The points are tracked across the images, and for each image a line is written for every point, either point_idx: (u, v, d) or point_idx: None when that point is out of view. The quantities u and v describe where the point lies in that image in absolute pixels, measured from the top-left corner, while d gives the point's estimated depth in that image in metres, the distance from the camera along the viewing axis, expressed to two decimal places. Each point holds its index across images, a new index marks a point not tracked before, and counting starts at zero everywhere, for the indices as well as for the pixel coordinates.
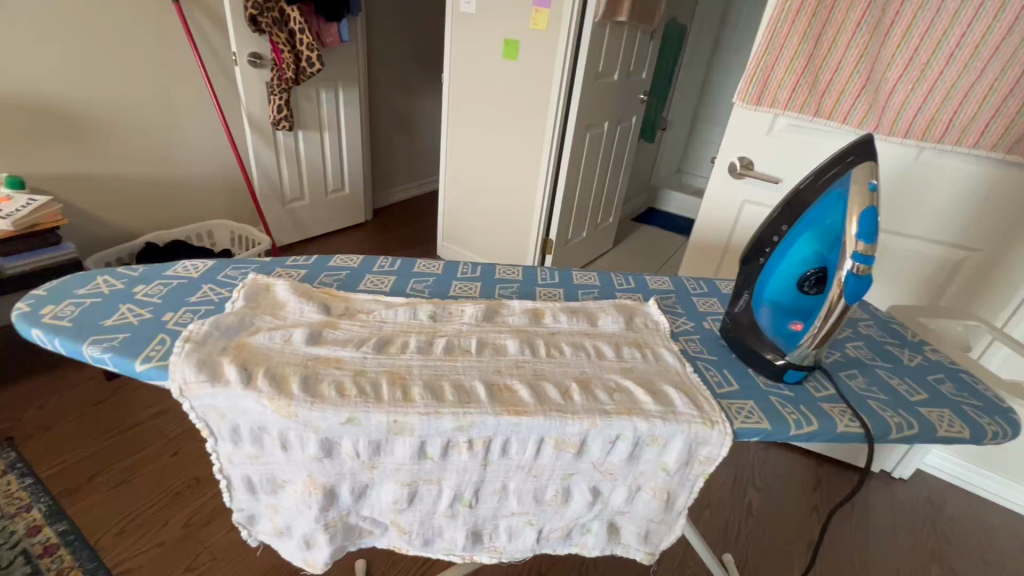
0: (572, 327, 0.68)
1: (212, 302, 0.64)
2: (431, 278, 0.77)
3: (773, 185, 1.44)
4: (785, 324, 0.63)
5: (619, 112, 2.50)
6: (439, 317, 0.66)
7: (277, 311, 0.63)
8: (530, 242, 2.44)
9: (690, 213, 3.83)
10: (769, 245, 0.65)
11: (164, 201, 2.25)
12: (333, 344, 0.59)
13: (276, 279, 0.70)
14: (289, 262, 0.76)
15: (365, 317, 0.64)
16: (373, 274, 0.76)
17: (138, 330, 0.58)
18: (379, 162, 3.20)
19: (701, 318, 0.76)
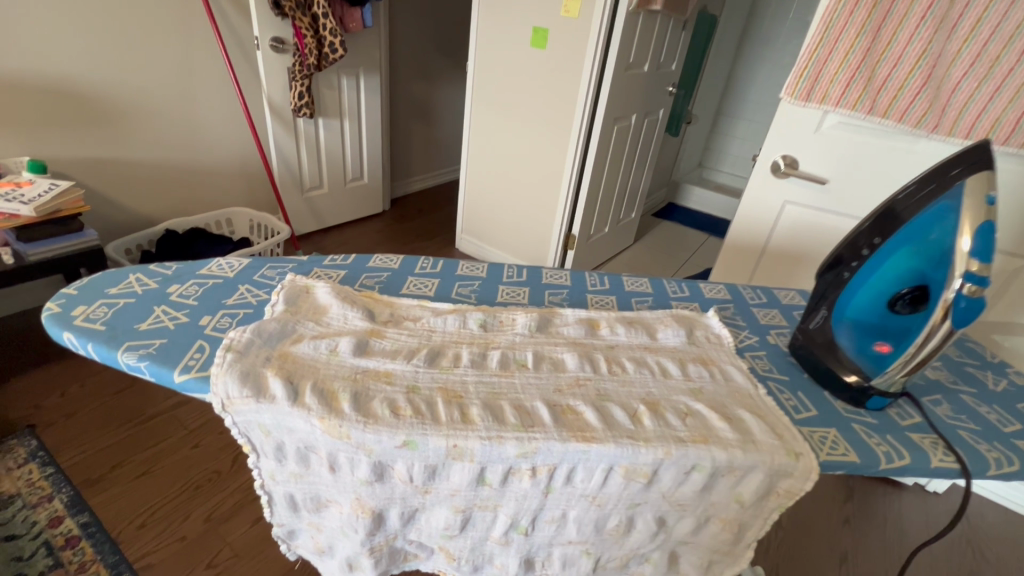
0: (632, 340, 0.63)
1: (253, 305, 0.61)
2: (476, 283, 0.72)
3: (819, 185, 1.37)
4: (871, 345, 0.64)
5: (648, 105, 2.42)
6: (490, 325, 0.62)
7: (319, 316, 0.59)
8: (552, 237, 2.39)
9: (711, 210, 3.75)
10: (855, 261, 0.67)
11: (184, 187, 2.22)
12: (381, 355, 0.55)
13: (315, 280, 0.66)
14: (327, 261, 0.72)
15: (413, 324, 0.60)
16: (415, 276, 0.72)
17: (176, 335, 0.54)
18: (398, 151, 3.15)
19: (765, 332, 0.74)
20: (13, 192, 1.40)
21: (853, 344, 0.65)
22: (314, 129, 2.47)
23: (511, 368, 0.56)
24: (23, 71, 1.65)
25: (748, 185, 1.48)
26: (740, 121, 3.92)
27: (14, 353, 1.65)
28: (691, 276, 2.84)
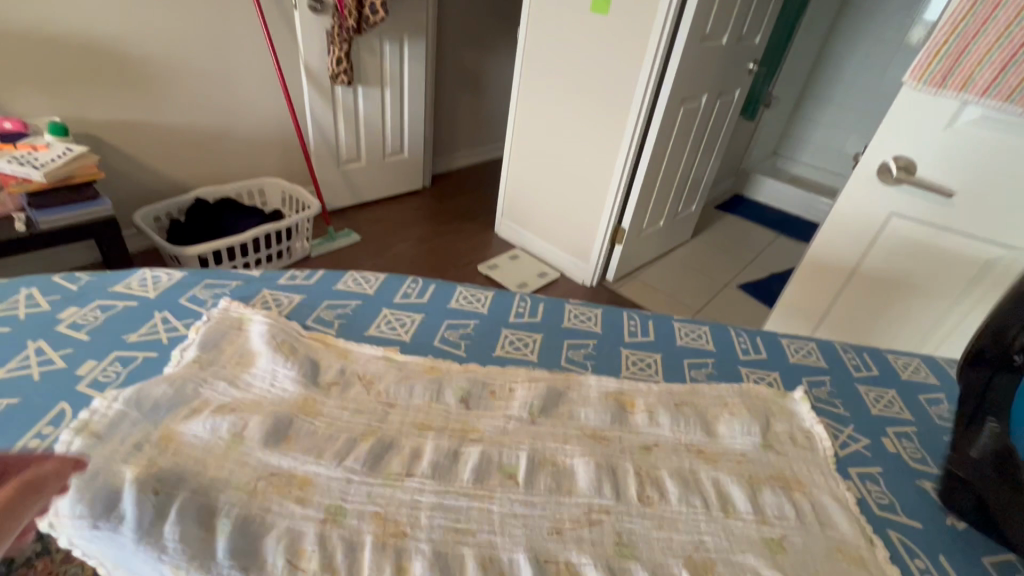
0: (586, 453, 0.68)
1: (114, 354, 0.76)
2: (474, 333, 0.87)
3: (943, 198, 1.08)
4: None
5: (722, 83, 2.11)
6: (455, 418, 0.71)
7: (300, 417, 0.66)
8: (599, 230, 2.16)
9: (783, 204, 3.35)
10: None
11: (219, 155, 2.15)
12: (341, 455, 0.63)
13: (256, 311, 0.85)
14: (289, 287, 0.92)
15: (384, 413, 0.70)
16: (396, 316, 0.89)
17: (19, 389, 0.70)
18: (442, 123, 2.98)
19: (876, 436, 0.83)
20: (27, 154, 1.33)
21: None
22: (354, 99, 2.35)
23: (466, 480, 0.62)
24: (55, 27, 1.60)
25: (844, 188, 1.20)
26: (829, 105, 3.45)
27: None
28: (754, 279, 2.53)
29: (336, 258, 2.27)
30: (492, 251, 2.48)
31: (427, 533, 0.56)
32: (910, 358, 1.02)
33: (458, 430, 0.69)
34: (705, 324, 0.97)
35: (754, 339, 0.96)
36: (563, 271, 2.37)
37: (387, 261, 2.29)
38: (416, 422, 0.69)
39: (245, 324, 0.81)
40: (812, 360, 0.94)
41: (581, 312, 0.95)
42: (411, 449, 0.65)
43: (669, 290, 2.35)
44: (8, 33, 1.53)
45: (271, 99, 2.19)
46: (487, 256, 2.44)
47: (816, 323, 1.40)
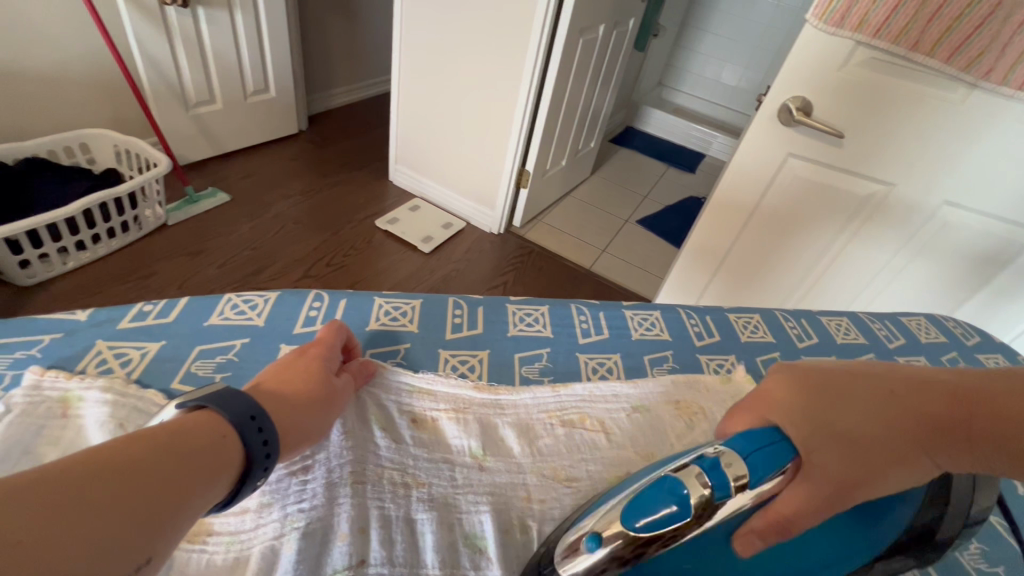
0: (560, 502, 0.60)
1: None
2: (402, 357, 0.76)
3: (834, 139, 1.14)
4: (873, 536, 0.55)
5: (617, 12, 2.02)
6: (389, 467, 0.59)
7: (185, 543, 0.50)
8: (504, 174, 2.05)
9: (669, 135, 3.46)
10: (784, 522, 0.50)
11: (12, 105, 1.65)
12: (264, 568, 0.47)
13: (83, 379, 0.61)
14: (142, 333, 0.71)
15: (301, 489, 0.53)
16: (289, 342, 0.74)
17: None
18: (313, 55, 2.57)
19: None
20: None
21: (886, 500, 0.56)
22: (194, 24, 1.90)
23: (429, 565, 0.52)
24: None
25: (746, 131, 1.22)
26: (706, 35, 3.54)
27: None
28: (652, 213, 2.62)
29: (203, 225, 1.92)
30: (389, 202, 2.27)
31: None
32: (841, 316, 1.03)
33: (396, 483, 0.58)
34: (653, 308, 0.95)
35: (704, 320, 0.96)
36: (470, 220, 2.25)
37: (266, 225, 1.98)
38: (350, 474, 0.56)
39: (71, 406, 0.58)
40: (759, 336, 0.95)
41: (525, 312, 0.89)
42: (353, 510, 0.53)
43: (576, 231, 2.35)
44: None
45: (75, 25, 1.68)
46: (384, 208, 2.22)
47: (718, 263, 1.47)
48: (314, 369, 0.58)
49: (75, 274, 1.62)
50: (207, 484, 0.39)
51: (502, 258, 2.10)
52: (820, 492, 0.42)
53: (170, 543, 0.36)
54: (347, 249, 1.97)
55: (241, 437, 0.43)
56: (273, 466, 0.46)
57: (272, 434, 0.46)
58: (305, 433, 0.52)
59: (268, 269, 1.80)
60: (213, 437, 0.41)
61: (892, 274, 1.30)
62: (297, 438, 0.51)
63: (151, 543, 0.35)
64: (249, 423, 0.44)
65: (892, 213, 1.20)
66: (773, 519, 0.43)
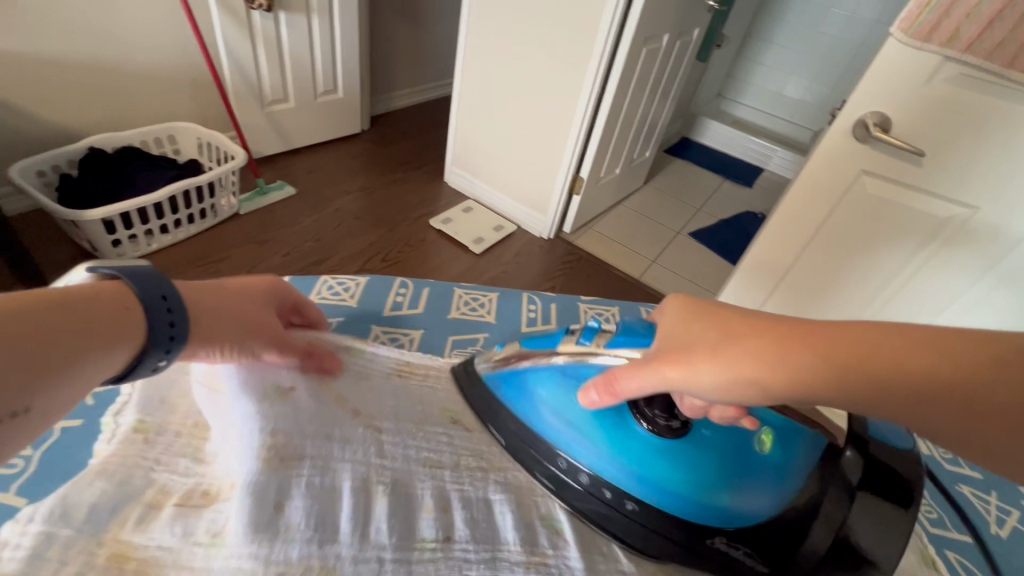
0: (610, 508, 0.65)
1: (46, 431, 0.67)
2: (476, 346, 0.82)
3: (912, 156, 1.09)
4: (748, 492, 0.60)
5: (682, 22, 2.01)
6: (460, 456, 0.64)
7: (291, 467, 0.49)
8: (558, 180, 2.06)
9: (726, 147, 3.38)
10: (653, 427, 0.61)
11: (114, 96, 1.82)
12: (368, 518, 0.49)
13: None
14: None
15: (386, 457, 0.57)
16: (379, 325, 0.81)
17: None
18: (379, 58, 2.68)
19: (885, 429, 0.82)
20: None
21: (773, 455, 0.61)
22: (275, 27, 2.03)
23: (511, 542, 0.54)
24: None
25: (817, 144, 1.19)
26: (772, 47, 3.44)
27: None
28: (705, 226, 2.56)
29: (271, 214, 2.04)
30: (443, 203, 2.33)
31: (485, 569, 0.50)
32: None
33: (471, 470, 0.62)
34: None
35: None
36: (520, 224, 2.28)
37: (328, 217, 2.08)
38: (422, 460, 0.60)
39: None
40: None
41: (597, 311, 0.91)
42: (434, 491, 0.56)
43: (625, 240, 2.33)
44: None
45: (173, 26, 1.84)
46: (438, 208, 2.29)
47: (778, 278, 1.43)
48: (245, 288, 0.59)
49: (157, 254, 1.76)
50: (106, 349, 0.41)
51: (550, 263, 2.11)
52: (659, 376, 0.50)
53: (61, 396, 0.37)
54: (400, 245, 2.03)
55: (147, 314, 0.44)
56: (174, 352, 0.46)
57: (182, 322, 0.47)
58: (220, 339, 0.52)
59: (328, 260, 1.89)
60: (116, 308, 0.42)
61: (969, 301, 1.23)
62: (210, 339, 0.51)
63: (38, 391, 0.36)
64: (159, 304, 0.45)
65: (974, 236, 1.14)
66: (608, 384, 0.56)
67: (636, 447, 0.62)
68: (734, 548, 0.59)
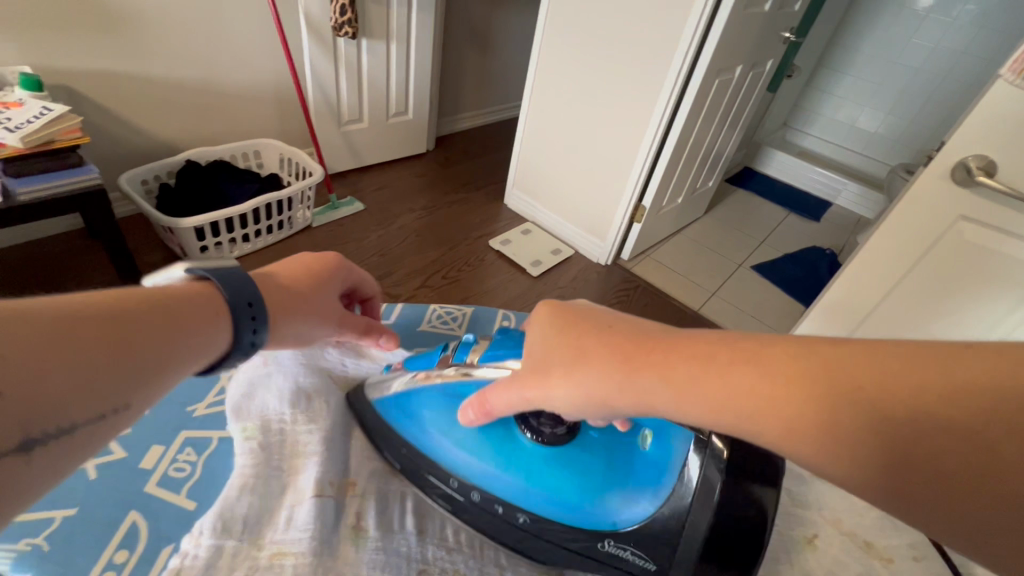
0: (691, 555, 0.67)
1: (181, 437, 0.68)
2: None
3: (1021, 203, 1.02)
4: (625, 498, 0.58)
5: (757, 54, 1.98)
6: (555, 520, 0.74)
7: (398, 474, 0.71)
8: (619, 206, 2.06)
9: (791, 178, 3.27)
10: (538, 433, 0.63)
11: (211, 113, 1.97)
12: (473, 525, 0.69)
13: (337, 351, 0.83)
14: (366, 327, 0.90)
15: None
16: None
17: (76, 493, 0.61)
18: (447, 82, 2.79)
19: None
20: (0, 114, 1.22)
21: (652, 450, 0.59)
22: (357, 53, 2.15)
23: None
24: None
25: (909, 186, 1.14)
26: (845, 77, 3.32)
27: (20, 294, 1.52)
28: (769, 260, 2.48)
29: (340, 228, 2.14)
30: (502, 224, 2.37)
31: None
32: None
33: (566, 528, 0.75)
34: None
35: None
36: (578, 248, 2.28)
37: (393, 234, 2.16)
38: None
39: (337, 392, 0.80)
40: None
41: None
42: None
43: (684, 270, 2.29)
44: None
45: (267, 51, 1.99)
46: (497, 229, 2.33)
47: (857, 322, 1.36)
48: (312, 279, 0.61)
49: (238, 261, 1.87)
50: (195, 356, 0.43)
51: (607, 290, 2.09)
52: (523, 396, 0.52)
53: (153, 393, 0.40)
54: (460, 264, 2.08)
55: (232, 322, 0.47)
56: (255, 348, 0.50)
57: (263, 319, 0.50)
58: (286, 331, 0.55)
59: (392, 275, 1.96)
60: (210, 315, 0.46)
61: None
62: (280, 331, 0.54)
63: (134, 389, 0.38)
64: (245, 309, 0.49)
65: None
66: (481, 403, 0.59)
67: (520, 455, 0.64)
68: (623, 550, 0.57)
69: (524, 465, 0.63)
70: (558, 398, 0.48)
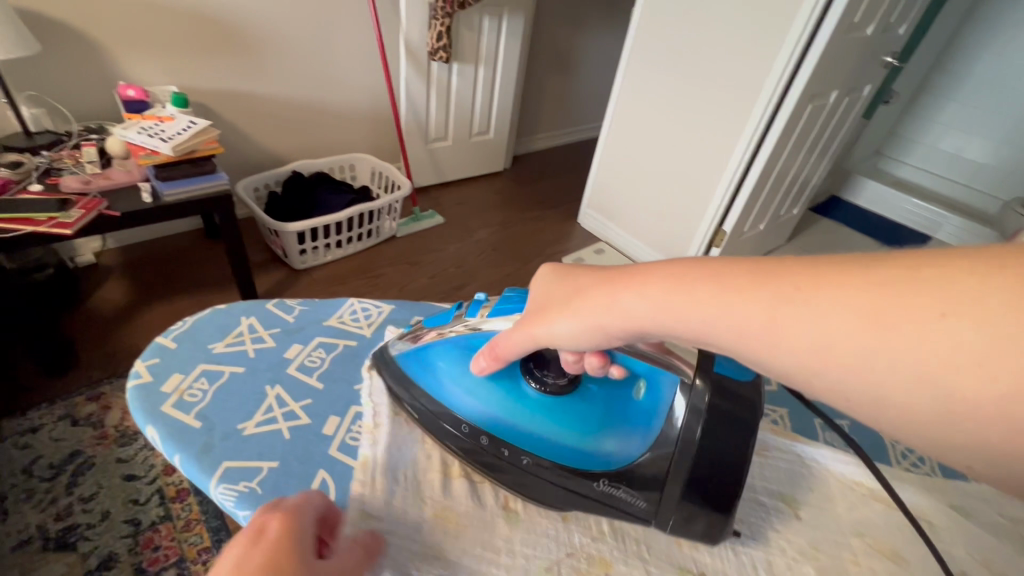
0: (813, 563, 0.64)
1: (355, 410, 0.69)
2: None
3: None
4: (612, 436, 0.59)
5: (855, 78, 1.91)
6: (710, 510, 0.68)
7: None
8: (698, 231, 2.03)
9: (883, 209, 3.07)
10: (538, 377, 0.61)
11: (314, 129, 2.15)
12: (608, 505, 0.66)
13: None
14: None
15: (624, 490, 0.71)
16: None
17: (276, 449, 0.62)
18: (527, 103, 2.88)
19: None
20: (156, 127, 1.42)
21: (645, 399, 0.59)
22: (447, 75, 2.28)
23: None
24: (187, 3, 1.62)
25: None
26: (949, 103, 3.10)
27: (149, 283, 1.72)
28: None
29: (421, 238, 2.25)
30: (576, 242, 2.40)
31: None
32: None
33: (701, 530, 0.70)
34: None
35: None
36: None
37: (470, 247, 2.25)
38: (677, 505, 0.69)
39: None
40: None
41: None
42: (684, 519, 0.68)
43: None
44: (150, 9, 1.57)
45: (368, 73, 2.16)
46: (569, 247, 2.35)
47: None
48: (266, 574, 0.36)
49: (329, 264, 2.01)
50: None
51: None
52: (527, 336, 0.50)
53: None
54: None
55: None
56: None
57: None
58: None
59: (467, 286, 2.03)
60: None
61: None
62: None
63: None
64: None
65: None
66: (491, 349, 0.57)
67: (522, 401, 0.61)
68: (616, 489, 0.58)
69: (522, 408, 0.61)
70: (562, 332, 0.46)
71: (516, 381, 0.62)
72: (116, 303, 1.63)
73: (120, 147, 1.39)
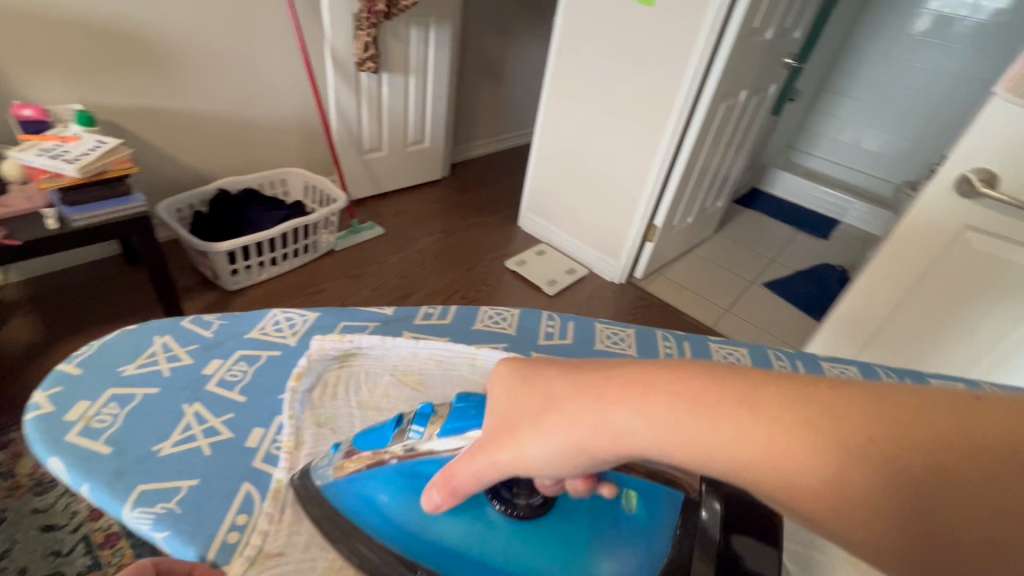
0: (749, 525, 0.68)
1: (280, 419, 0.67)
2: None
3: (1021, 212, 1.09)
4: (614, 559, 0.52)
5: (760, 78, 2.07)
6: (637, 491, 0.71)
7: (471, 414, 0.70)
8: (632, 227, 2.12)
9: (797, 198, 3.33)
10: (511, 505, 0.54)
11: (240, 144, 2.07)
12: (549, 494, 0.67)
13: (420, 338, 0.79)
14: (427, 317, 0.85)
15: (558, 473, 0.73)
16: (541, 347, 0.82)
17: (195, 467, 0.60)
18: (461, 111, 2.91)
19: None
20: (59, 148, 1.31)
21: (639, 513, 0.55)
22: (377, 85, 2.27)
23: None
24: (87, 15, 1.52)
25: (916, 198, 1.20)
26: (846, 99, 3.41)
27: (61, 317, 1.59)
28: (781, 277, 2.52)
29: (361, 251, 2.21)
30: (518, 245, 2.44)
31: None
32: None
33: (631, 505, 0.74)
34: (849, 363, 0.90)
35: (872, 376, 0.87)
36: (592, 268, 2.34)
37: (412, 256, 2.23)
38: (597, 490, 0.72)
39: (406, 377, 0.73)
40: None
41: (726, 351, 0.88)
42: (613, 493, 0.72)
43: (696, 287, 2.33)
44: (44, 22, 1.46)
45: (293, 85, 2.10)
46: (512, 250, 2.39)
47: (871, 333, 1.42)
48: None
49: (264, 283, 1.94)
50: None
51: (622, 308, 2.13)
52: (493, 463, 0.42)
53: None
54: (479, 284, 2.14)
55: None
56: None
57: None
58: None
59: (411, 295, 2.01)
60: None
61: None
62: None
63: None
64: None
65: None
66: (446, 481, 0.47)
67: (492, 532, 0.54)
68: None
69: (496, 542, 0.54)
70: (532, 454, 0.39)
71: (484, 508, 0.56)
72: (22, 341, 1.49)
73: (17, 171, 1.30)
